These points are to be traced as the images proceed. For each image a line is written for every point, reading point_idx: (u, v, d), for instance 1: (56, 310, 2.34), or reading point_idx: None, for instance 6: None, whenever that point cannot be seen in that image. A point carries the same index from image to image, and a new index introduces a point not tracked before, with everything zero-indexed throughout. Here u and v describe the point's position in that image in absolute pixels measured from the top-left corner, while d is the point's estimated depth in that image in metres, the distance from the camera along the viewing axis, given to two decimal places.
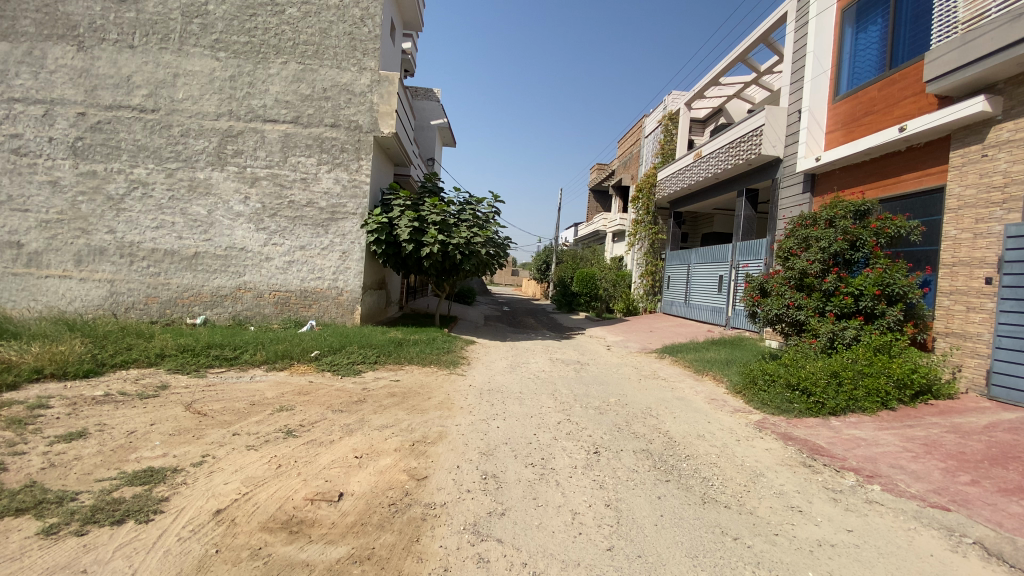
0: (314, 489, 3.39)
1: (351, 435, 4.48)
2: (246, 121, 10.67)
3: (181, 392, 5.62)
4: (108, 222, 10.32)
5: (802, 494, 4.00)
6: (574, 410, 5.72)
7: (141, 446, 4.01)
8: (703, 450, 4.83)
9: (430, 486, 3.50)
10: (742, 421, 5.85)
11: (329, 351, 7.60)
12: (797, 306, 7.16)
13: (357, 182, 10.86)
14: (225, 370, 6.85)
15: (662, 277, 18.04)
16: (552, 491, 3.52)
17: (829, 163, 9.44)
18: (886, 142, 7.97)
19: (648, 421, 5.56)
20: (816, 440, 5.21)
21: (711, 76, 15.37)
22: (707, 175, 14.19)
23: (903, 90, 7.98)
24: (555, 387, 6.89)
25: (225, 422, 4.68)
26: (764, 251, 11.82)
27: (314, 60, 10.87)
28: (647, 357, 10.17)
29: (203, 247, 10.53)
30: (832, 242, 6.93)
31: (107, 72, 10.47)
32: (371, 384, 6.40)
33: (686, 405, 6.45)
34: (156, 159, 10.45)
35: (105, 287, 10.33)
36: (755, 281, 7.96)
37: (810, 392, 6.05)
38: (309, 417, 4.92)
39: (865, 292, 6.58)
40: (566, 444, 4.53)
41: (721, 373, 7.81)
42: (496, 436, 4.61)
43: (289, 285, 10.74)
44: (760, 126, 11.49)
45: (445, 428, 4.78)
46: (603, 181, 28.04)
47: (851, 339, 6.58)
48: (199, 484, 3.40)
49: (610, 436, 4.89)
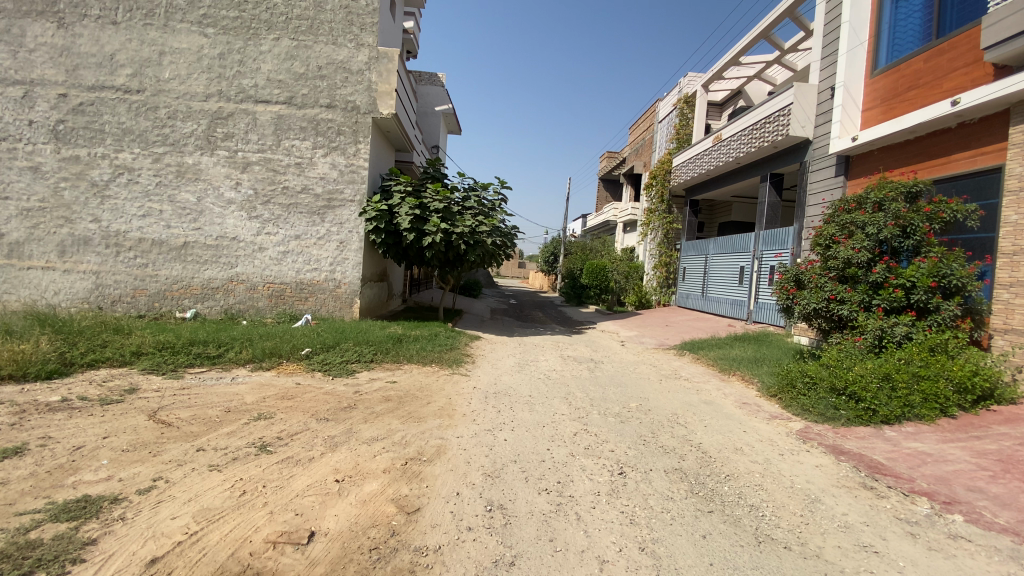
0: (280, 527, 2.76)
1: (335, 451, 3.84)
2: (236, 101, 10.01)
3: (151, 396, 5.03)
4: (93, 210, 9.73)
5: (872, 528, 3.28)
6: (590, 418, 5.06)
7: (83, 467, 3.44)
8: (743, 467, 4.16)
9: (423, 523, 2.85)
10: (782, 431, 5.16)
11: (322, 348, 6.96)
12: (839, 299, 6.38)
13: (354, 167, 10.19)
14: (205, 370, 6.22)
15: (676, 268, 17.31)
16: (573, 530, 2.86)
17: (867, 143, 8.57)
18: (935, 118, 7.13)
19: (676, 431, 4.89)
20: (874, 455, 4.49)
21: (730, 55, 14.52)
22: (727, 159, 13.32)
23: (954, 61, 7.14)
24: (569, 389, 6.22)
25: (191, 435, 4.07)
26: (792, 239, 11.02)
27: (307, 35, 10.17)
28: (666, 354, 9.48)
29: (192, 236, 9.94)
30: (881, 227, 6.13)
31: (89, 50, 9.85)
32: (365, 386, 5.74)
33: (717, 410, 5.77)
34: (142, 143, 9.84)
35: (90, 280, 9.78)
36: (789, 272, 7.20)
37: (859, 397, 5.30)
38: (290, 428, 4.28)
39: (918, 284, 5.81)
40: (586, 462, 3.86)
41: (751, 373, 7.11)
42: (502, 452, 3.95)
43: (284, 277, 10.13)
44: (787, 105, 10.64)
45: (445, 441, 4.13)
46: (614, 170, 27.22)
47: (902, 337, 5.82)
48: (140, 521, 2.81)
49: (635, 451, 4.21)
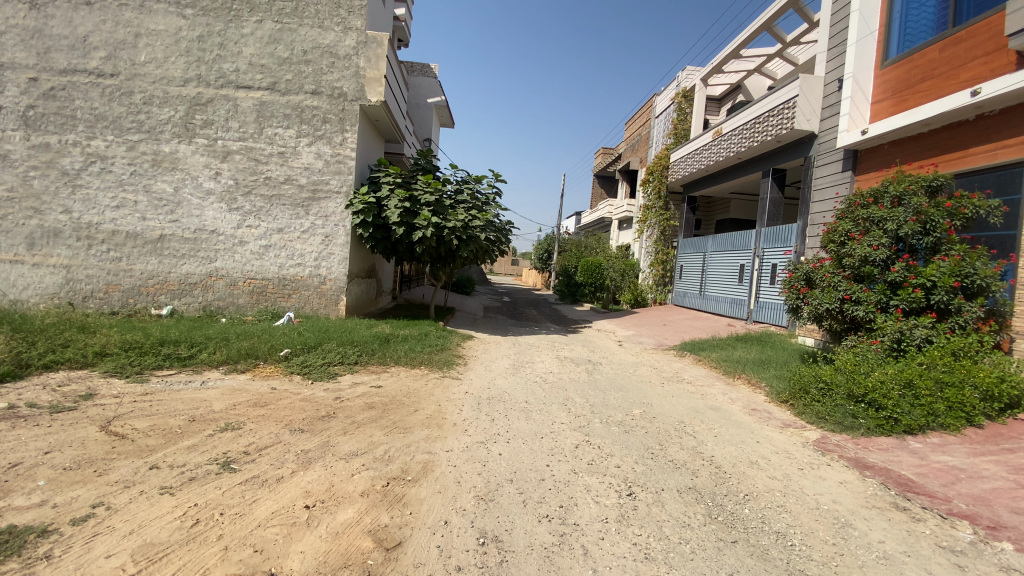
0: (234, 569, 2.32)
1: (307, 469, 3.40)
2: (216, 87, 9.47)
3: (108, 403, 4.56)
4: (63, 200, 9.17)
5: (916, 559, 2.90)
6: (592, 427, 4.65)
7: (14, 490, 2.98)
8: (763, 484, 3.78)
9: (404, 562, 2.43)
10: (797, 441, 4.79)
11: (302, 349, 6.49)
12: (855, 299, 6.03)
13: (341, 157, 9.71)
14: (175, 372, 5.75)
15: (673, 266, 16.97)
16: (580, 570, 2.45)
17: (877, 137, 8.22)
18: (952, 110, 6.81)
19: (685, 442, 4.49)
20: (901, 471, 4.13)
21: (731, 47, 14.14)
22: (728, 154, 12.96)
23: (971, 50, 6.80)
24: (568, 394, 5.81)
25: (145, 449, 3.62)
26: (795, 237, 10.67)
27: (292, 18, 9.66)
28: (666, 355, 9.11)
29: (169, 229, 9.41)
30: (901, 223, 5.78)
31: (62, 32, 9.27)
32: (347, 392, 5.28)
33: (725, 417, 5.39)
34: (116, 130, 9.29)
35: (60, 274, 9.22)
36: (800, 270, 6.85)
37: (879, 405, 4.95)
38: (259, 441, 3.82)
39: (939, 284, 5.46)
40: (590, 480, 3.45)
41: (758, 377, 6.74)
42: (496, 469, 3.53)
43: (266, 272, 9.64)
44: (792, 98, 10.27)
45: (433, 456, 3.70)
46: (609, 167, 26.80)
47: (922, 340, 5.47)
48: (69, 560, 2.36)
49: (643, 467, 3.80)
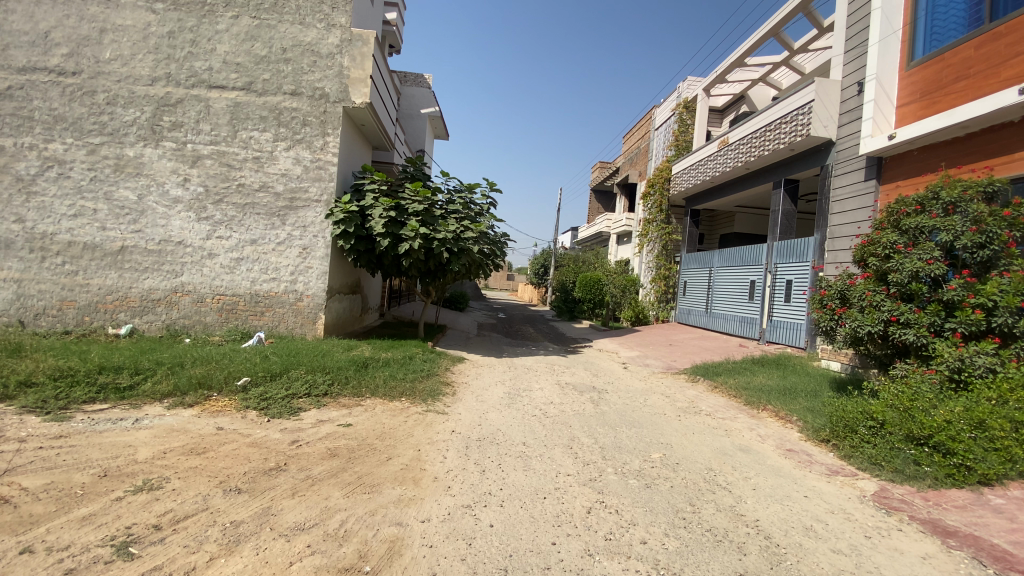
0: None
1: (232, 554, 2.52)
2: (186, 87, 8.73)
3: (5, 451, 3.66)
4: (16, 208, 8.34)
5: None
6: (606, 480, 3.81)
7: None
8: (828, 563, 2.92)
9: None
10: (852, 495, 3.96)
11: (264, 378, 5.63)
12: (902, 322, 5.23)
13: (321, 162, 8.95)
14: (108, 406, 4.86)
15: (676, 282, 16.22)
16: None
17: (906, 142, 7.51)
18: (995, 111, 6.14)
19: (718, 498, 3.66)
20: (992, 539, 3.26)
21: (734, 55, 13.62)
22: (735, 165, 12.31)
23: (1014, 46, 6.16)
24: (572, 433, 4.96)
25: (24, 523, 2.73)
26: (812, 251, 9.94)
27: (271, 14, 8.97)
28: (676, 380, 8.28)
29: (131, 240, 8.57)
30: (958, 235, 5.02)
31: (22, 28, 8.54)
32: (308, 434, 4.40)
33: (759, 462, 4.55)
34: (76, 132, 8.50)
35: (10, 290, 8.35)
36: (833, 288, 6.05)
37: (948, 450, 4.10)
38: (181, 509, 2.95)
39: (1003, 304, 4.69)
40: (611, 568, 2.60)
41: (787, 409, 5.92)
42: (487, 552, 2.67)
43: (237, 288, 8.80)
44: (807, 103, 9.61)
45: (404, 530, 2.84)
46: (605, 181, 26.19)
47: (986, 371, 4.68)
48: None
49: (677, 542, 2.95)
